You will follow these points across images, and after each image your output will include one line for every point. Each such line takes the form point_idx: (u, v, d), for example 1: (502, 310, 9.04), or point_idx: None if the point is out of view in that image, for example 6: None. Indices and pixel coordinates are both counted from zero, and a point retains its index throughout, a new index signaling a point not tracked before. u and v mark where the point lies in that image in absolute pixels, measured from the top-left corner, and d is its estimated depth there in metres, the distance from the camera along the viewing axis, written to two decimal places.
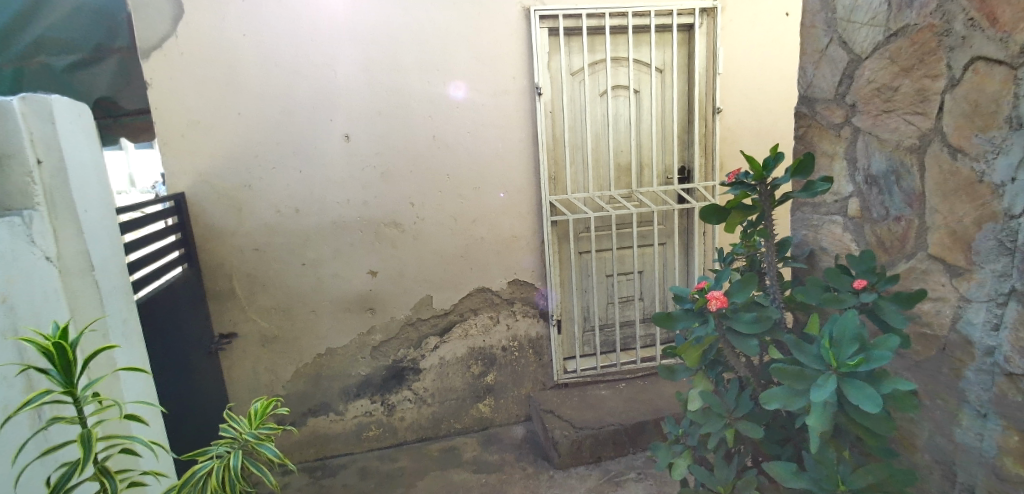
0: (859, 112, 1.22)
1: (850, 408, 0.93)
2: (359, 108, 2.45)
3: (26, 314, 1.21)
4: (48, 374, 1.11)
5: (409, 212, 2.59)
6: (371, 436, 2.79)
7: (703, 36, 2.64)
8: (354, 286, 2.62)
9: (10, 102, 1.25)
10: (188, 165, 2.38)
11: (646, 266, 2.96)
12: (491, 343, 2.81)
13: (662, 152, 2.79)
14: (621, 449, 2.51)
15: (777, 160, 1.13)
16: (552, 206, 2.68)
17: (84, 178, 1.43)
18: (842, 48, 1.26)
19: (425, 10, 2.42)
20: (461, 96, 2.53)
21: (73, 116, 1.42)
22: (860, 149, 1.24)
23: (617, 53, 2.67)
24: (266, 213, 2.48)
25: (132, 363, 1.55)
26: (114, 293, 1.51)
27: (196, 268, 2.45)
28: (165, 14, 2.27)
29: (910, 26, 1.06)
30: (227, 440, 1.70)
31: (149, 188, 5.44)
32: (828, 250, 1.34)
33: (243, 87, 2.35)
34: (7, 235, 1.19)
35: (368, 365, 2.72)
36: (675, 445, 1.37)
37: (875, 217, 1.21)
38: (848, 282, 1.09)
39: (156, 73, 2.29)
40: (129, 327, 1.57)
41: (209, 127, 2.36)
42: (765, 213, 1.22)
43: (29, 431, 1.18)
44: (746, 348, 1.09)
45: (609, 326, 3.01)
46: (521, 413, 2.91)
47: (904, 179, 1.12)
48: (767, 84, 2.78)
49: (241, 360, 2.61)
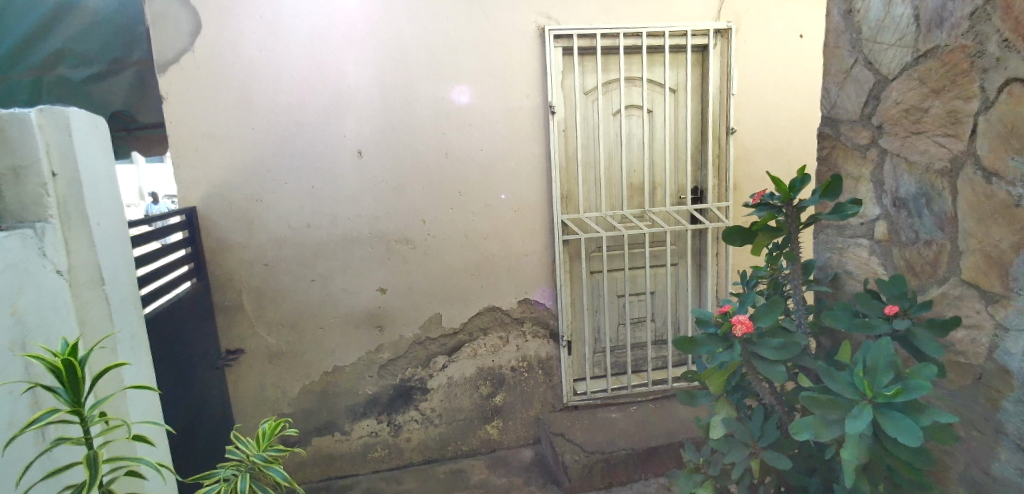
0: (886, 133, 1.20)
1: (887, 440, 0.89)
2: (372, 124, 2.47)
3: (35, 329, 1.19)
4: (54, 393, 1.08)
5: (420, 228, 2.58)
6: (377, 456, 2.73)
7: (717, 56, 2.66)
8: (363, 301, 2.60)
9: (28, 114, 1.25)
10: (200, 178, 2.39)
11: (658, 286, 2.93)
12: (500, 363, 2.77)
13: (675, 172, 2.79)
14: (632, 474, 2.43)
15: (804, 181, 1.11)
16: (564, 225, 2.67)
17: (99, 191, 1.43)
18: (868, 69, 1.25)
19: (440, 28, 2.45)
20: (463, 101, 2.52)
21: (89, 128, 1.42)
22: (886, 171, 1.21)
23: (631, 72, 2.68)
24: (277, 227, 2.47)
25: (138, 381, 1.52)
26: (123, 306, 1.50)
27: (206, 282, 2.43)
28: (183, 29, 2.30)
29: (940, 47, 1.05)
30: (233, 463, 1.65)
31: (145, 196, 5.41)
32: (854, 274, 1.30)
33: (259, 103, 2.38)
34: (19, 246, 1.18)
35: (375, 384, 2.68)
36: (695, 473, 1.32)
37: (904, 240, 1.17)
38: (878, 307, 1.06)
39: (172, 86, 2.31)
40: (137, 342, 1.56)
41: (221, 140, 2.38)
42: (791, 236, 1.20)
43: (34, 451, 1.16)
44: (773, 373, 1.06)
45: (620, 348, 2.96)
46: (530, 434, 2.85)
47: (935, 201, 1.09)
48: (781, 104, 2.78)
49: (246, 376, 2.58)
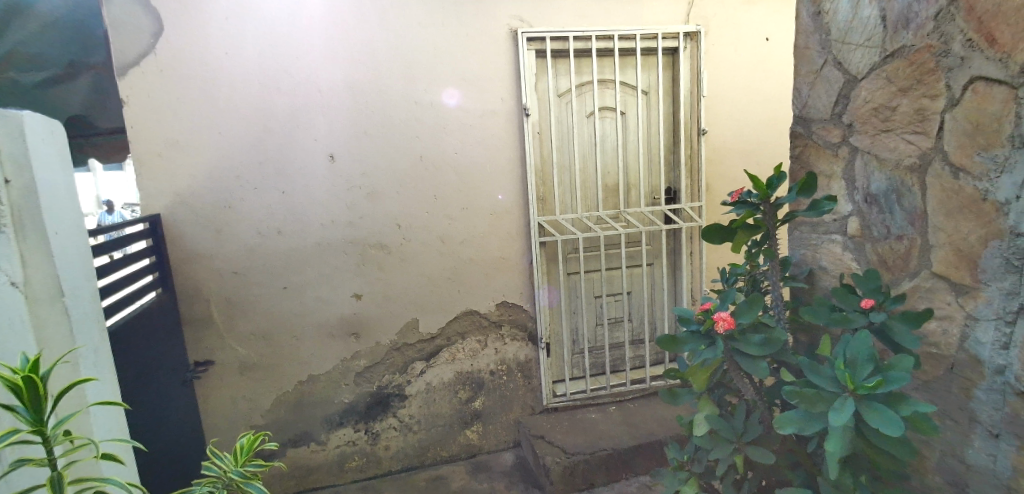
0: (856, 131, 1.23)
1: (870, 432, 0.90)
2: (343, 127, 2.41)
3: None
4: (14, 412, 1.00)
5: (395, 232, 2.53)
6: (354, 466, 2.65)
7: (688, 59, 2.70)
8: (336, 308, 2.52)
9: None
10: (161, 184, 2.28)
11: (634, 286, 2.95)
12: (479, 367, 2.74)
13: (649, 173, 2.82)
14: (613, 475, 2.43)
15: (780, 179, 1.13)
16: (540, 227, 2.66)
17: (57, 200, 1.35)
18: (838, 68, 1.28)
19: (410, 30, 2.41)
20: (456, 104, 2.51)
21: (45, 134, 1.34)
22: (858, 169, 1.24)
23: (603, 75, 2.70)
24: (245, 234, 2.38)
25: (102, 397, 1.43)
26: (85, 320, 1.41)
27: (171, 293, 2.32)
28: (144, 32, 2.20)
29: (906, 47, 1.08)
30: (209, 480, 1.58)
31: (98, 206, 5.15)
32: (828, 269, 1.33)
33: (223, 104, 2.29)
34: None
35: (351, 392, 2.61)
36: (679, 472, 1.32)
37: (876, 236, 1.20)
38: (855, 302, 1.08)
39: (132, 90, 2.20)
40: (101, 358, 1.47)
41: (185, 146, 2.28)
42: (769, 233, 1.21)
43: None
44: (756, 370, 1.06)
45: (598, 349, 2.96)
46: (510, 438, 2.82)
47: (905, 197, 1.13)
48: (749, 107, 2.84)
49: (214, 389, 2.47)
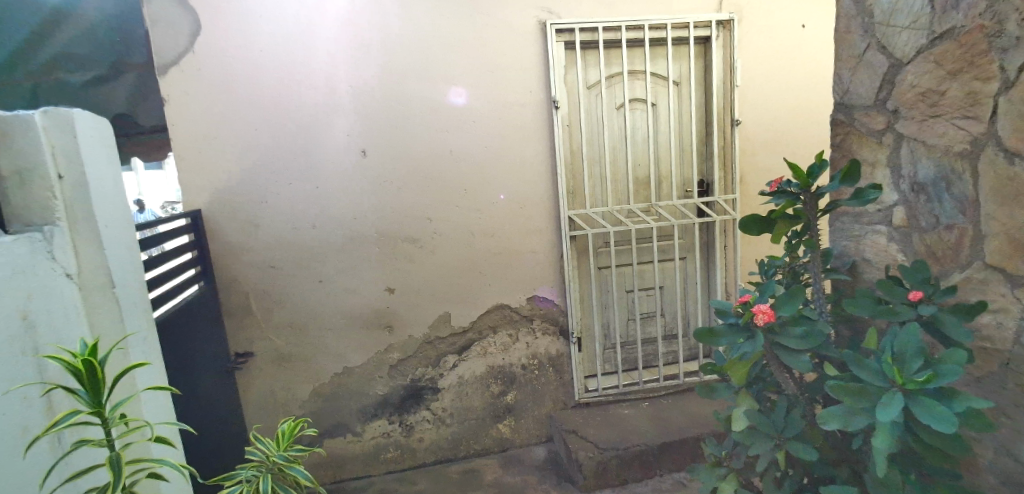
0: (902, 118, 1.19)
1: (919, 428, 0.87)
2: (374, 124, 2.46)
3: (48, 332, 1.19)
4: (75, 394, 1.08)
5: (426, 228, 2.57)
6: (389, 457, 2.72)
7: (720, 48, 2.64)
8: (370, 303, 2.59)
9: (33, 116, 1.25)
10: (203, 182, 2.38)
11: (666, 280, 2.91)
12: (510, 361, 2.76)
13: (681, 165, 2.77)
14: (646, 470, 2.42)
15: (822, 167, 1.10)
16: (571, 221, 2.65)
17: (104, 194, 1.42)
18: (881, 53, 1.23)
19: (439, 25, 2.44)
20: (461, 103, 2.51)
21: (93, 131, 1.42)
22: (903, 156, 1.20)
23: (633, 66, 2.67)
24: (283, 231, 2.47)
25: (152, 383, 1.53)
26: (133, 308, 1.50)
27: (211, 286, 2.43)
28: (182, 32, 2.29)
29: (957, 28, 1.04)
30: (254, 464, 1.65)
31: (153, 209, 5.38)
32: (872, 262, 1.28)
33: (261, 104, 2.37)
34: (27, 250, 1.18)
35: (386, 385, 2.67)
36: (717, 467, 1.30)
37: (924, 226, 1.16)
38: (903, 294, 1.04)
39: (171, 88, 2.31)
40: (148, 345, 1.56)
41: (223, 144, 2.37)
42: (810, 223, 1.18)
43: (52, 456, 1.16)
44: (797, 364, 1.04)
45: (630, 344, 2.94)
46: (542, 432, 2.84)
47: (955, 185, 1.08)
48: (785, 95, 2.76)
49: (256, 381, 2.57)
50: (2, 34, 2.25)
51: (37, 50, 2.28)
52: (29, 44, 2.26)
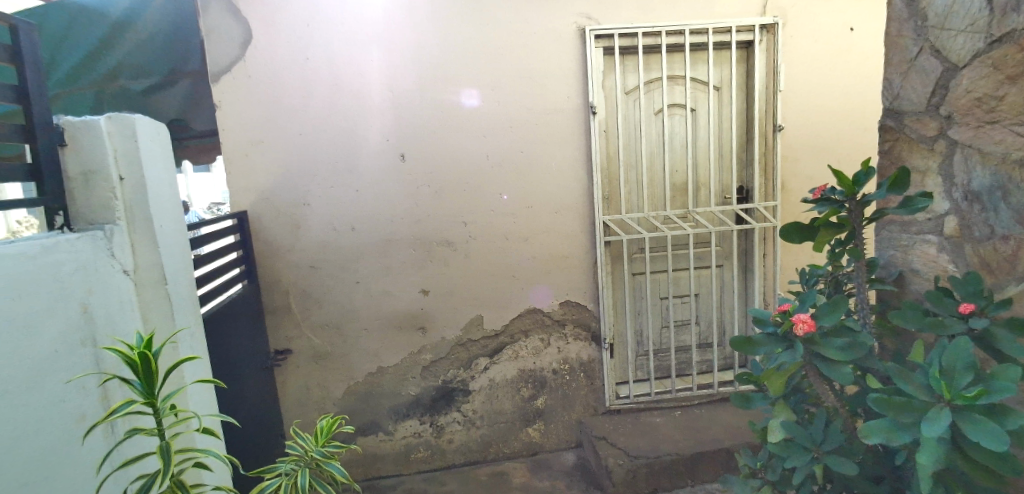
0: (956, 124, 1.15)
1: (969, 446, 0.84)
2: (413, 129, 2.53)
3: (104, 324, 1.29)
4: (130, 385, 1.15)
5: (462, 231, 2.62)
6: (419, 457, 2.77)
7: (763, 52, 2.59)
8: (405, 304, 2.66)
9: (97, 121, 1.36)
10: (252, 184, 2.51)
11: (702, 288, 2.87)
12: (541, 366, 2.77)
13: (720, 172, 2.73)
14: (677, 481, 2.38)
15: (868, 175, 1.07)
16: (605, 226, 2.65)
17: (160, 196, 1.53)
18: (935, 57, 1.19)
19: (479, 32, 2.50)
20: (470, 106, 2.54)
21: (153, 135, 1.53)
22: (957, 164, 1.16)
23: (672, 71, 2.65)
24: (325, 232, 2.56)
25: (199, 376, 1.62)
26: (184, 304, 1.59)
27: (256, 284, 2.54)
28: (233, 40, 2.42)
29: (1016, 30, 0.99)
30: (293, 458, 1.72)
31: (209, 207, 5.67)
32: (920, 272, 1.24)
33: (307, 110, 2.48)
34: (89, 247, 1.27)
35: (418, 385, 2.73)
36: (752, 479, 1.28)
37: (977, 236, 1.12)
38: (952, 306, 1.00)
39: (224, 95, 2.44)
40: (195, 340, 1.65)
41: (271, 147, 2.49)
42: (855, 232, 1.16)
43: (105, 443, 1.24)
44: (839, 375, 1.02)
45: (663, 352, 2.91)
46: (571, 438, 2.83)
47: (1013, 194, 1.03)
48: (831, 100, 2.68)
49: (295, 376, 2.67)
50: (73, 46, 2.47)
51: (100, 60, 2.48)
52: (94, 53, 2.47)
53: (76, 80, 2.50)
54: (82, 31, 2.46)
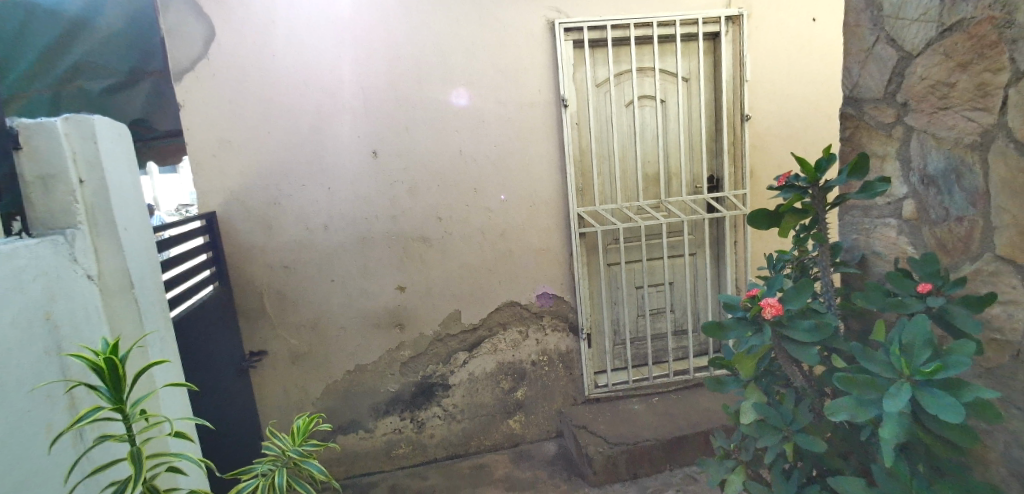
0: (911, 111, 1.19)
1: (929, 418, 0.88)
2: (384, 124, 2.49)
3: (70, 332, 1.23)
4: (98, 391, 1.10)
5: (436, 226, 2.60)
6: (401, 453, 2.76)
7: (729, 44, 2.63)
8: (380, 301, 2.62)
9: (54, 122, 1.29)
10: (217, 183, 2.43)
11: (676, 276, 2.91)
12: (521, 358, 2.78)
13: (691, 161, 2.77)
14: (657, 465, 2.43)
15: (830, 161, 1.10)
16: (580, 218, 2.66)
17: (123, 198, 1.47)
18: (891, 46, 1.23)
19: (448, 26, 2.46)
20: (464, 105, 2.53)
21: (112, 136, 1.47)
22: (914, 149, 1.20)
23: (642, 63, 2.67)
24: (294, 230, 2.51)
25: (170, 379, 1.57)
26: (151, 308, 1.54)
27: (226, 285, 2.47)
28: (196, 38, 2.34)
29: (966, 20, 1.04)
30: (270, 458, 1.69)
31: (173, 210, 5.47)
32: (882, 255, 1.28)
33: (273, 106, 2.41)
34: (50, 253, 1.22)
35: (397, 381, 2.70)
36: (726, 460, 1.32)
37: (934, 218, 1.16)
38: (911, 286, 1.04)
39: (187, 94, 2.36)
40: (165, 344, 1.60)
41: (235, 144, 2.41)
42: (819, 217, 1.19)
43: (74, 453, 1.19)
44: (805, 356, 1.05)
45: (640, 340, 2.95)
46: (552, 428, 2.85)
47: (965, 177, 1.08)
48: (796, 89, 2.74)
49: (270, 377, 2.62)
50: (22, 42, 2.22)
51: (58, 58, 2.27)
52: (50, 51, 2.26)
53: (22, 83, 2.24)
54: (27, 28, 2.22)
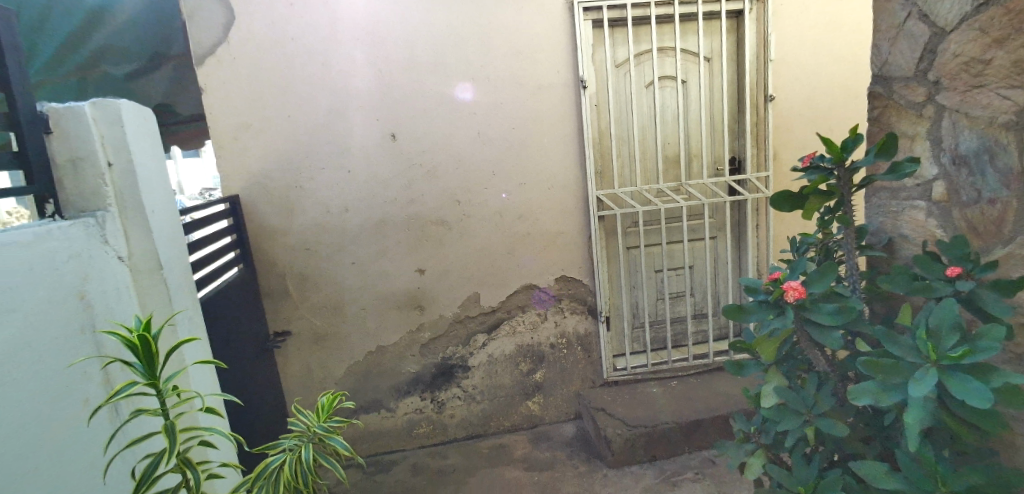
0: (943, 89, 1.15)
1: (954, 403, 0.87)
2: (402, 108, 2.50)
3: (104, 310, 1.29)
4: (132, 367, 1.15)
5: (455, 210, 2.62)
6: (422, 432, 2.83)
7: (753, 22, 2.56)
8: (401, 284, 2.67)
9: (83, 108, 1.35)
10: (241, 169, 2.48)
11: (696, 259, 2.89)
12: (539, 340, 2.81)
13: (712, 143, 2.72)
14: (674, 447, 2.46)
15: (857, 141, 1.08)
16: (599, 201, 2.65)
17: (149, 181, 1.52)
18: (923, 22, 1.18)
19: (465, 7, 2.44)
20: (468, 98, 2.52)
21: (139, 121, 1.51)
22: (945, 128, 1.16)
23: (662, 43, 2.62)
24: (316, 214, 2.55)
25: (199, 357, 1.63)
26: (180, 288, 1.60)
27: (251, 269, 2.54)
28: (215, 21, 2.36)
29: None
30: (296, 434, 1.75)
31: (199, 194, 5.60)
32: (910, 238, 1.25)
33: (293, 92, 2.44)
34: (82, 235, 1.27)
35: (417, 363, 2.76)
36: (746, 443, 1.32)
37: (965, 200, 1.13)
38: (939, 270, 1.02)
39: (209, 77, 2.38)
40: (193, 324, 1.66)
41: (258, 130, 2.45)
42: (844, 199, 1.17)
43: (110, 426, 1.26)
44: (828, 340, 1.04)
45: (659, 323, 2.95)
46: (571, 410, 2.89)
47: (999, 157, 1.04)
48: (822, 68, 2.66)
49: (296, 358, 2.70)
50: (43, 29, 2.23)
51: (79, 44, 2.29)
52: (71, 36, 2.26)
53: (49, 69, 2.27)
54: (47, 12, 2.22)
